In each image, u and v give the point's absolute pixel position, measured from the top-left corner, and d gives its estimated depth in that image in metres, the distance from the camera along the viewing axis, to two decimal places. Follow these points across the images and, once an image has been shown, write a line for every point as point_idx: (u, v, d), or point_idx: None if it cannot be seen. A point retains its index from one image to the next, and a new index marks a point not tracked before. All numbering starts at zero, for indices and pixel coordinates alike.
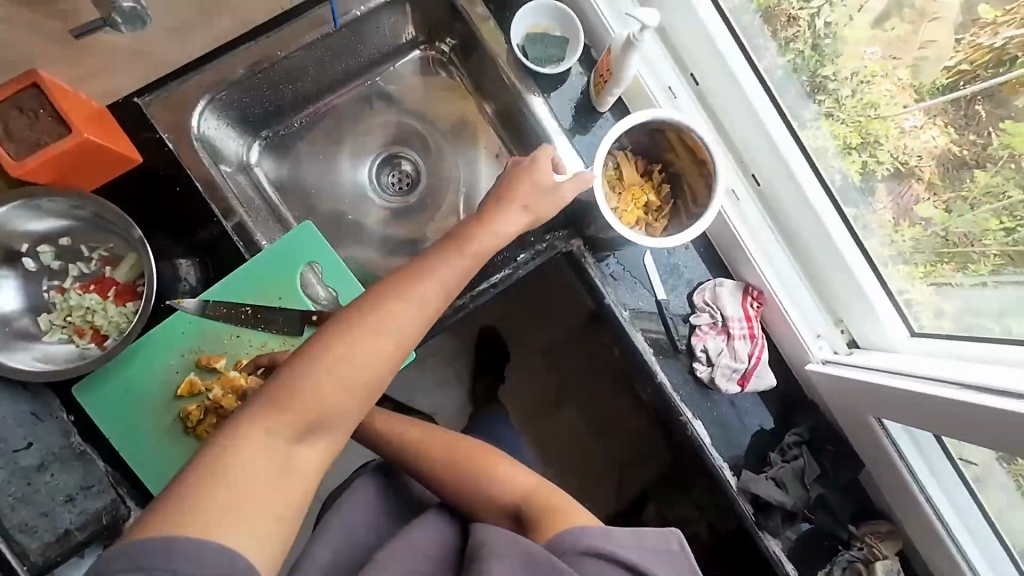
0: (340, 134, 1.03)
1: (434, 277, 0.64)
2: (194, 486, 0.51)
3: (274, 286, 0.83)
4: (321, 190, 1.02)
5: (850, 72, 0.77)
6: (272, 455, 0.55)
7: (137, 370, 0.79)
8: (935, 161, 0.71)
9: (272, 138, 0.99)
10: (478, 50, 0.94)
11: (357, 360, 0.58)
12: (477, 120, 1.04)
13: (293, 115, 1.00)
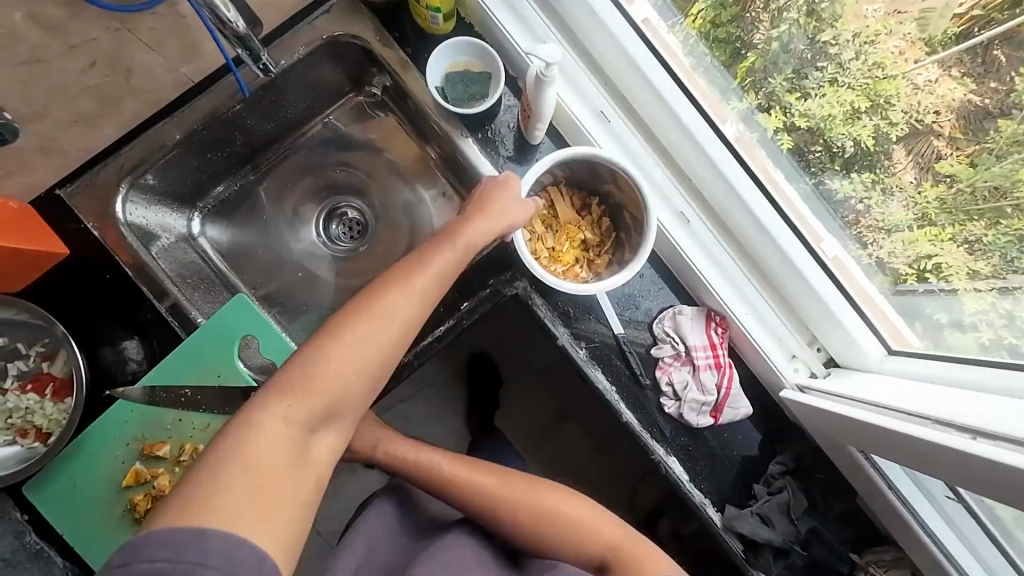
0: (281, 192, 1.01)
1: (431, 262, 0.64)
2: (214, 470, 0.48)
3: (211, 365, 0.81)
4: (266, 252, 0.99)
5: (852, 35, 0.66)
6: (289, 442, 0.53)
7: (82, 464, 0.79)
8: (955, 114, 0.61)
9: (211, 206, 0.98)
10: (405, 93, 0.91)
11: (364, 346, 0.57)
12: (418, 159, 1.00)
13: (232, 179, 0.99)
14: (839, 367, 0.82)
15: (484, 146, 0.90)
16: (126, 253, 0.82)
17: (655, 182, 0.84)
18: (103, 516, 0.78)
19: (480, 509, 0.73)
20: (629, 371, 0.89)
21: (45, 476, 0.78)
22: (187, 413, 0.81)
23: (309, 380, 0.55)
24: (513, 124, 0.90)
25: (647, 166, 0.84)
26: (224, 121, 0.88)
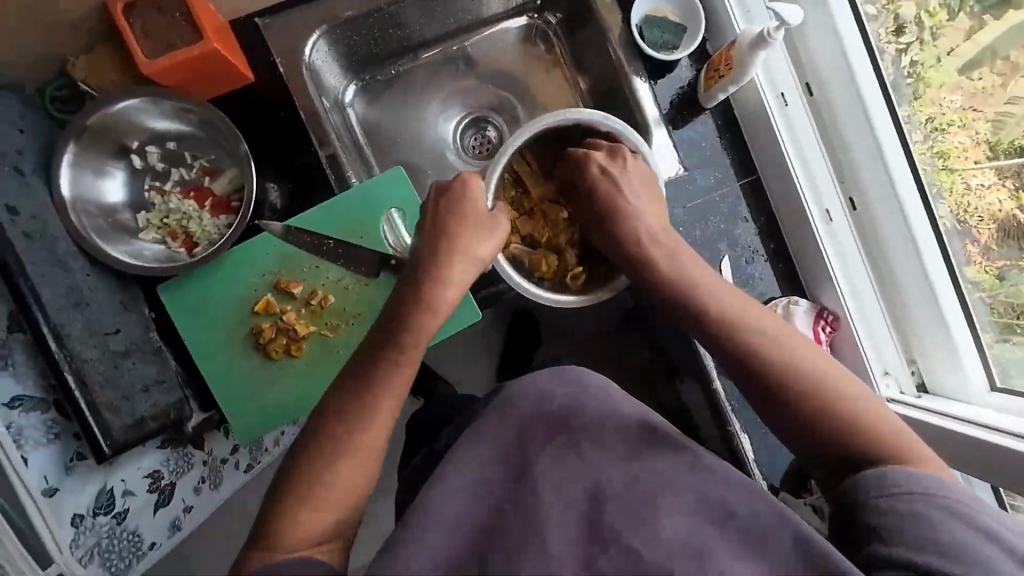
0: (434, 87, 1.03)
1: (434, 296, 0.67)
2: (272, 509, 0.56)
3: (357, 226, 0.84)
4: (406, 142, 1.02)
5: (926, 117, 0.80)
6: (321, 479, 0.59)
7: (219, 281, 0.82)
8: (996, 224, 0.76)
9: (368, 82, 1.00)
10: (590, 25, 0.93)
11: (375, 385, 0.62)
12: (571, 96, 1.03)
13: (394, 63, 1.01)
14: (931, 394, 0.86)
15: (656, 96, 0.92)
16: (306, 96, 0.84)
17: (815, 175, 0.86)
18: (227, 334, 0.82)
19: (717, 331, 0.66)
20: None
21: (184, 281, 0.81)
22: (322, 263, 0.83)
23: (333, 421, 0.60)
24: (686, 83, 0.93)
25: (812, 157, 0.86)
26: (414, 3, 0.90)
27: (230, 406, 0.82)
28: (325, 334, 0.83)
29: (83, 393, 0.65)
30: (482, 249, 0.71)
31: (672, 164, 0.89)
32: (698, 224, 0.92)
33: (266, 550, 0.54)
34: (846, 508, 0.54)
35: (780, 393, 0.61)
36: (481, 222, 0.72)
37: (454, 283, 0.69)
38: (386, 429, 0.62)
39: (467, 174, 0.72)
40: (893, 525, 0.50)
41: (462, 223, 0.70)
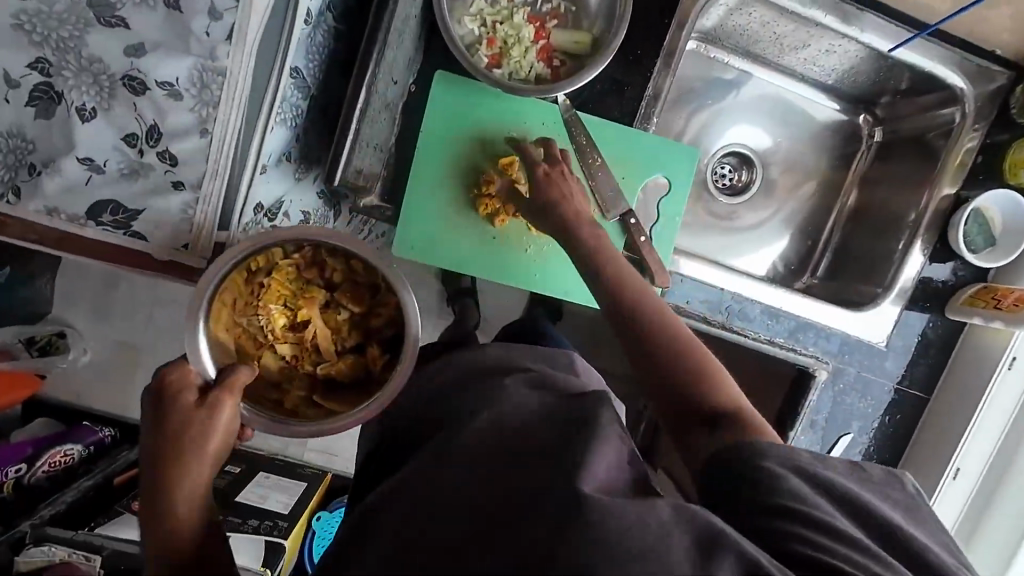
0: (745, 108, 1.09)
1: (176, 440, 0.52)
2: None
3: (629, 167, 0.84)
4: (691, 125, 1.08)
5: None
6: None
7: (488, 110, 0.80)
8: None
9: (707, 51, 1.04)
10: (926, 169, 0.96)
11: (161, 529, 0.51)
12: (837, 200, 1.10)
13: (738, 57, 1.05)
14: None
15: (920, 273, 0.93)
16: (684, 26, 0.81)
17: (976, 442, 0.89)
18: (455, 155, 0.80)
19: (639, 353, 0.63)
20: None
21: (463, 82, 0.78)
22: (577, 170, 0.82)
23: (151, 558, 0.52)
24: (948, 281, 0.93)
25: (987, 429, 0.89)
26: (815, 36, 0.93)
27: (406, 211, 0.79)
28: (530, 227, 0.81)
29: (355, 122, 0.69)
30: (212, 442, 0.53)
31: (877, 333, 0.92)
32: (855, 392, 0.92)
33: None
34: (740, 479, 0.50)
35: (649, 348, 0.63)
36: (205, 421, 0.53)
37: (190, 435, 0.52)
38: (200, 514, 0.53)
39: (169, 377, 0.54)
40: (780, 484, 0.48)
41: (187, 432, 0.52)
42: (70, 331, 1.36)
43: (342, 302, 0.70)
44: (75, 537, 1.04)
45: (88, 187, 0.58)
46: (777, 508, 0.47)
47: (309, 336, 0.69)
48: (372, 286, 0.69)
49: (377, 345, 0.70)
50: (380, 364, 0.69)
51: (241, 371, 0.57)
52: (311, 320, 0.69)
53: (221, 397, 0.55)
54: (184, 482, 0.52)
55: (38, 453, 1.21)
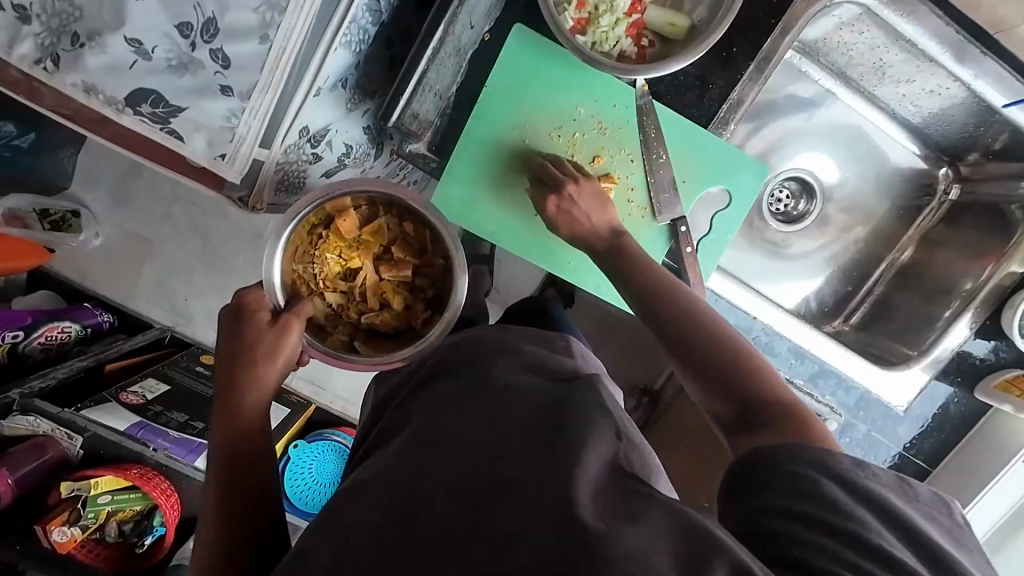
0: (819, 134, 1.03)
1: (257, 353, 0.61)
2: (207, 513, 0.60)
3: (692, 170, 0.79)
4: (760, 139, 1.02)
5: None
6: (222, 499, 0.59)
7: (559, 79, 0.75)
8: None
9: (800, 62, 0.96)
10: (998, 240, 0.91)
11: (232, 424, 0.61)
12: (889, 250, 1.04)
13: (830, 76, 0.98)
14: None
15: (960, 346, 0.89)
16: (788, 32, 0.74)
17: (968, 526, 0.86)
18: (519, 122, 0.75)
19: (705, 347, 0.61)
20: None
21: (542, 43, 0.73)
22: (639, 163, 0.77)
23: (210, 459, 0.60)
24: (985, 359, 0.89)
25: (984, 514, 0.86)
26: (920, 72, 0.86)
27: (454, 169, 0.75)
28: None
29: (425, 61, 0.68)
30: (277, 356, 0.62)
31: (900, 396, 0.88)
32: (859, 449, 0.90)
33: (219, 532, 0.58)
34: (774, 481, 0.48)
35: (689, 345, 0.61)
36: (278, 333, 0.62)
37: (264, 352, 0.62)
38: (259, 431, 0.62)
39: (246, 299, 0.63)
40: (818, 490, 0.46)
41: (259, 348, 0.61)
42: (85, 212, 1.34)
43: (396, 257, 0.73)
44: (60, 414, 1.05)
45: (132, 72, 0.55)
46: (808, 515, 0.45)
47: (358, 287, 0.73)
48: (422, 246, 0.74)
49: (418, 302, 0.74)
50: (420, 319, 0.74)
51: (302, 305, 0.65)
52: (364, 267, 0.73)
53: (290, 319, 0.64)
54: (246, 392, 0.61)
55: (37, 324, 1.22)
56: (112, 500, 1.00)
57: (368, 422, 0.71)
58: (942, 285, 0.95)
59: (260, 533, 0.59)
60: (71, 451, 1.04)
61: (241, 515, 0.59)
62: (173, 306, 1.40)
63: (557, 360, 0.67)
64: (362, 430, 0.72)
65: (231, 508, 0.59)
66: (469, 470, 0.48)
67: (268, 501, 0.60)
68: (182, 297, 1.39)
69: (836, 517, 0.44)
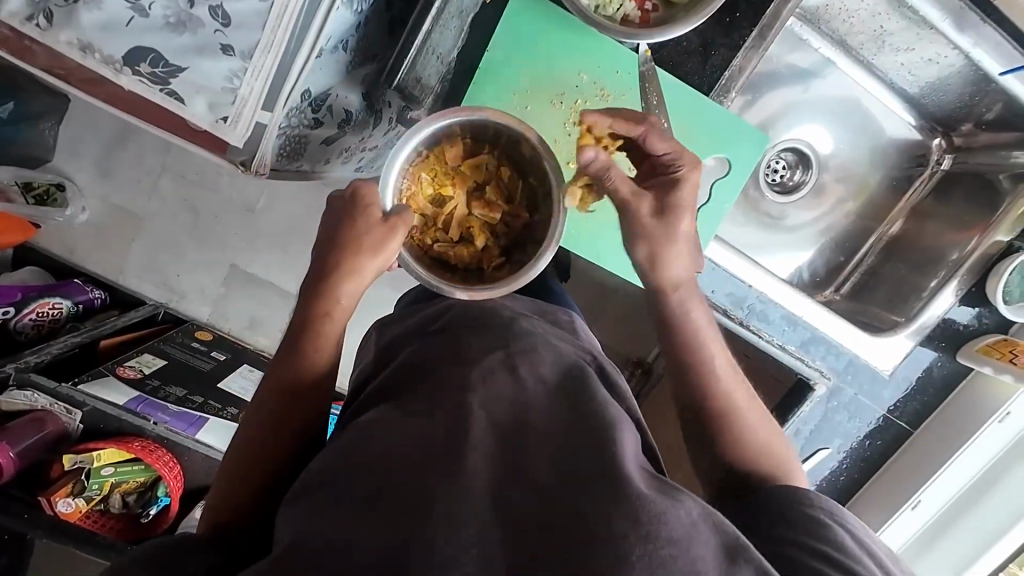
0: (817, 105, 1.03)
1: (352, 279, 0.56)
2: (248, 426, 0.57)
3: (692, 138, 0.79)
4: (759, 108, 1.02)
5: None
6: (269, 422, 0.56)
7: (563, 44, 0.74)
8: None
9: (799, 30, 0.96)
10: (985, 210, 0.93)
11: (304, 351, 0.57)
12: (880, 221, 1.07)
13: (830, 45, 0.97)
14: None
15: (946, 312, 0.92)
16: None
17: (944, 482, 0.91)
18: (521, 88, 0.74)
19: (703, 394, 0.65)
20: None
21: (545, 7, 0.72)
22: None
23: (275, 377, 0.57)
24: (970, 325, 0.92)
25: (962, 470, 0.90)
26: (918, 39, 0.86)
27: None
28: (574, 185, 0.78)
29: (428, 22, 0.67)
30: (378, 260, 0.56)
31: (885, 361, 0.92)
32: (846, 412, 0.94)
33: (251, 456, 0.56)
34: (778, 514, 0.53)
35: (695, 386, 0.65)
36: (384, 234, 0.56)
37: (365, 269, 0.56)
38: (325, 363, 0.58)
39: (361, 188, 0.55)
40: (821, 531, 0.50)
41: (364, 241, 0.55)
42: (71, 185, 1.30)
43: (489, 198, 0.68)
44: (58, 389, 1.04)
45: (128, 30, 0.53)
46: (801, 542, 0.49)
47: (444, 214, 0.67)
48: (511, 194, 0.68)
49: (496, 247, 0.69)
50: (494, 265, 0.68)
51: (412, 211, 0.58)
52: (454, 199, 0.68)
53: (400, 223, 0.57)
54: (324, 320, 0.56)
55: (28, 300, 1.22)
56: (115, 472, 1.01)
57: (367, 372, 0.70)
58: (930, 255, 0.98)
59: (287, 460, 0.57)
60: (71, 425, 1.05)
61: (277, 434, 0.56)
62: (166, 280, 1.38)
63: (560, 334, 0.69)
64: (358, 378, 0.71)
65: (271, 425, 0.56)
66: (506, 430, 0.50)
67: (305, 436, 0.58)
68: (174, 272, 1.38)
69: (824, 545, 0.49)
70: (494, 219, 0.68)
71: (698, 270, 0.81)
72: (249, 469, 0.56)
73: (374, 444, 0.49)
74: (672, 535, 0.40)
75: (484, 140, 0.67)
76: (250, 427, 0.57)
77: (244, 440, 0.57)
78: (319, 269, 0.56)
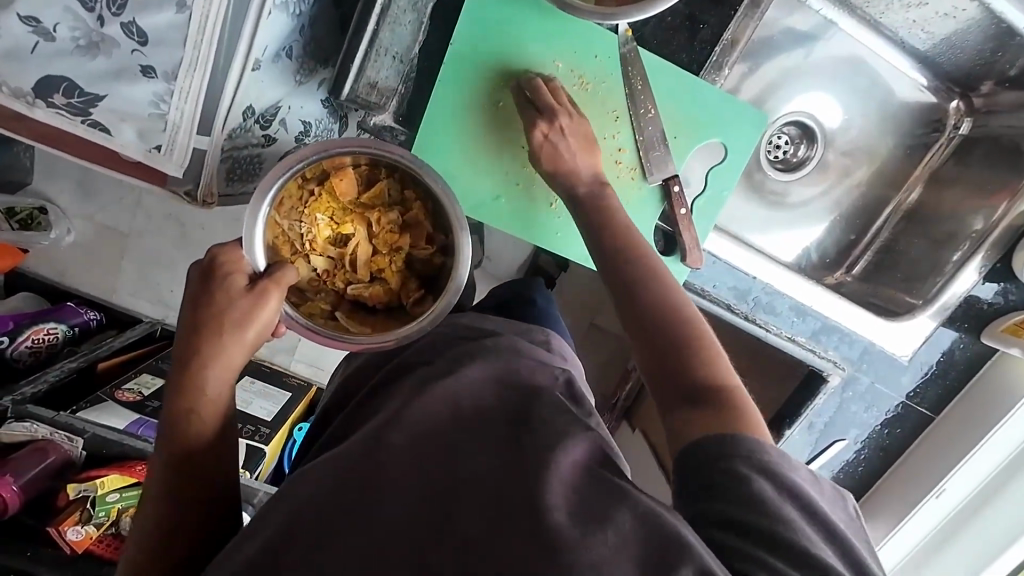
0: (823, 70, 0.95)
1: (219, 349, 0.50)
2: (151, 503, 0.54)
3: (683, 123, 0.72)
4: (759, 80, 0.93)
5: None
6: (170, 493, 0.53)
7: (532, 32, 0.68)
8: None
9: None
10: (1010, 175, 0.86)
11: (190, 417, 0.52)
12: (896, 193, 0.99)
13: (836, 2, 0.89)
14: None
15: (970, 290, 0.85)
16: None
17: (973, 468, 0.85)
18: (491, 84, 0.68)
19: (658, 328, 0.57)
20: None
21: None
22: (625, 121, 0.71)
23: (163, 449, 0.53)
24: (996, 303, 0.85)
25: (992, 455, 0.85)
26: None
27: (425, 137, 0.69)
28: (557, 186, 0.72)
29: (373, 21, 0.61)
30: (251, 331, 0.51)
31: (904, 347, 0.86)
32: (863, 402, 0.89)
33: (162, 529, 0.53)
34: (715, 474, 0.45)
35: (653, 331, 0.57)
36: (250, 304, 0.50)
37: (239, 341, 0.51)
38: (220, 413, 0.54)
39: (219, 256, 0.51)
40: (773, 506, 0.43)
41: (230, 315, 0.50)
42: (51, 208, 1.26)
43: (395, 231, 0.63)
44: (57, 417, 1.01)
45: (36, 56, 0.51)
46: (750, 526, 0.42)
47: (351, 253, 0.63)
48: (416, 224, 0.63)
49: (413, 281, 0.64)
50: (413, 299, 0.63)
51: (285, 270, 0.52)
52: (356, 235, 0.63)
53: (268, 287, 0.51)
54: (203, 385, 0.52)
55: (20, 328, 1.17)
56: (121, 497, 0.95)
57: (338, 397, 0.70)
58: (950, 226, 0.91)
59: (219, 509, 0.55)
60: (74, 453, 0.99)
61: (182, 507, 0.53)
62: (157, 296, 1.36)
63: (531, 349, 0.65)
64: (325, 411, 0.70)
65: (174, 496, 0.53)
66: (432, 447, 0.48)
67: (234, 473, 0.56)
68: (166, 288, 1.35)
69: (779, 524, 0.42)
70: (404, 255, 0.63)
71: (698, 266, 0.74)
72: (164, 545, 0.53)
73: (294, 495, 0.47)
74: (595, 559, 0.37)
75: (378, 166, 0.62)
76: (151, 504, 0.54)
77: (148, 519, 0.53)
78: (187, 342, 0.51)
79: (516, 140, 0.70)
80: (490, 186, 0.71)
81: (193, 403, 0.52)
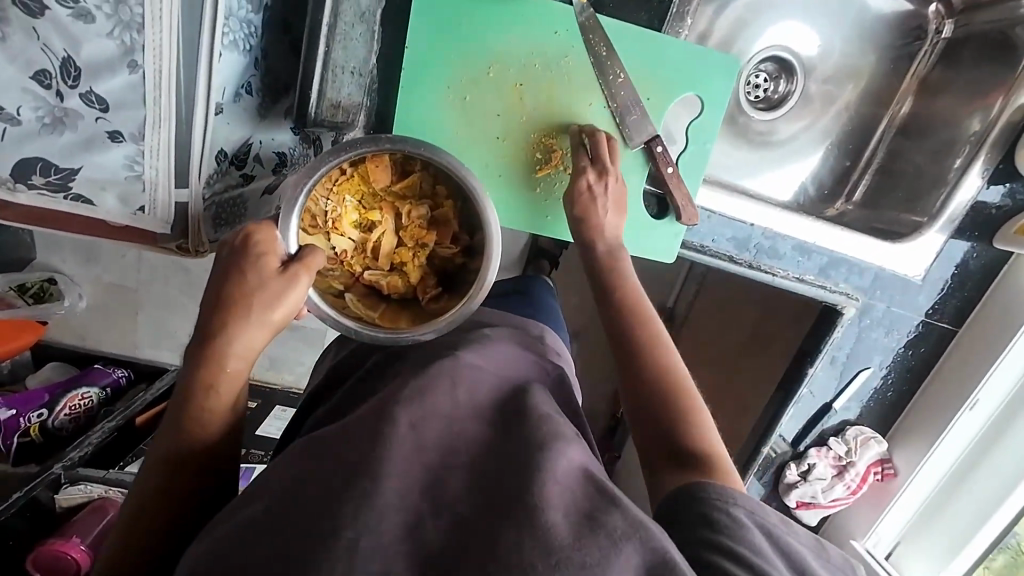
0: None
1: (251, 325, 0.48)
2: (149, 471, 0.48)
3: (655, 83, 0.71)
4: (728, 21, 0.90)
5: None
6: (173, 459, 0.48)
7: (483, 17, 0.66)
8: None
9: None
10: (1000, 72, 0.83)
11: (207, 381, 0.48)
12: (885, 111, 0.97)
13: None
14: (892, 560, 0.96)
15: (974, 198, 0.84)
16: None
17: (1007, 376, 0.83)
18: (455, 78, 0.68)
19: (653, 391, 0.58)
20: (802, 430, 0.94)
21: None
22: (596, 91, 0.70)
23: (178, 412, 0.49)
24: (1002, 206, 0.84)
25: None
26: None
27: None
28: (538, 168, 0.71)
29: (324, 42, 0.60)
30: (277, 312, 0.49)
31: (914, 268, 0.85)
32: (882, 327, 0.88)
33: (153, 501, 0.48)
34: (695, 514, 0.45)
35: (644, 389, 0.58)
36: (282, 287, 0.49)
37: (266, 322, 0.48)
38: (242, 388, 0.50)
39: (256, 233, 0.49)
40: (738, 530, 0.43)
41: (261, 297, 0.48)
42: (60, 278, 1.27)
43: (420, 229, 0.65)
44: (107, 476, 1.05)
45: (6, 142, 0.52)
46: (708, 539, 0.42)
47: (375, 240, 0.64)
48: (444, 219, 0.64)
49: (431, 278, 0.66)
50: (428, 296, 0.65)
51: (315, 255, 0.51)
52: (382, 224, 0.65)
53: (301, 272, 0.50)
54: (227, 357, 0.48)
55: (56, 398, 1.20)
56: None
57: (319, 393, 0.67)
58: (946, 134, 0.89)
59: (212, 488, 0.49)
60: None
61: (185, 477, 0.48)
62: (178, 344, 1.39)
63: (523, 345, 0.66)
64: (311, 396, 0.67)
65: (178, 465, 0.48)
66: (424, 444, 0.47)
67: (234, 459, 0.51)
68: (184, 334, 1.37)
69: (739, 547, 0.42)
70: (429, 251, 0.65)
71: (695, 222, 0.73)
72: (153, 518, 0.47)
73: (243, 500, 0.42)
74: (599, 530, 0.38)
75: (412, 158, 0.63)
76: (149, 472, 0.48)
77: (143, 488, 0.48)
78: (213, 316, 0.48)
79: (490, 126, 0.70)
80: (479, 161, 0.71)
81: (211, 378, 0.48)
